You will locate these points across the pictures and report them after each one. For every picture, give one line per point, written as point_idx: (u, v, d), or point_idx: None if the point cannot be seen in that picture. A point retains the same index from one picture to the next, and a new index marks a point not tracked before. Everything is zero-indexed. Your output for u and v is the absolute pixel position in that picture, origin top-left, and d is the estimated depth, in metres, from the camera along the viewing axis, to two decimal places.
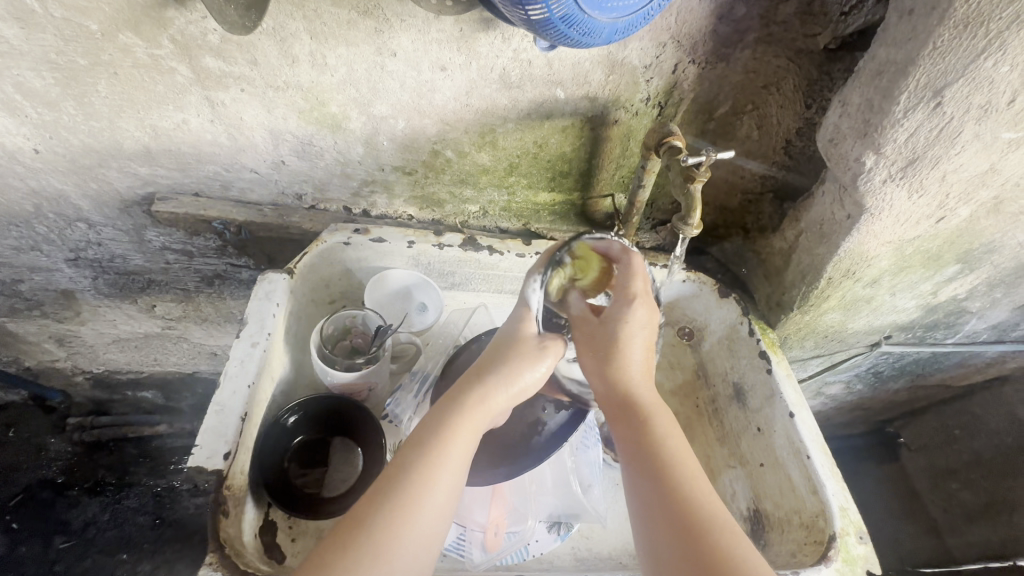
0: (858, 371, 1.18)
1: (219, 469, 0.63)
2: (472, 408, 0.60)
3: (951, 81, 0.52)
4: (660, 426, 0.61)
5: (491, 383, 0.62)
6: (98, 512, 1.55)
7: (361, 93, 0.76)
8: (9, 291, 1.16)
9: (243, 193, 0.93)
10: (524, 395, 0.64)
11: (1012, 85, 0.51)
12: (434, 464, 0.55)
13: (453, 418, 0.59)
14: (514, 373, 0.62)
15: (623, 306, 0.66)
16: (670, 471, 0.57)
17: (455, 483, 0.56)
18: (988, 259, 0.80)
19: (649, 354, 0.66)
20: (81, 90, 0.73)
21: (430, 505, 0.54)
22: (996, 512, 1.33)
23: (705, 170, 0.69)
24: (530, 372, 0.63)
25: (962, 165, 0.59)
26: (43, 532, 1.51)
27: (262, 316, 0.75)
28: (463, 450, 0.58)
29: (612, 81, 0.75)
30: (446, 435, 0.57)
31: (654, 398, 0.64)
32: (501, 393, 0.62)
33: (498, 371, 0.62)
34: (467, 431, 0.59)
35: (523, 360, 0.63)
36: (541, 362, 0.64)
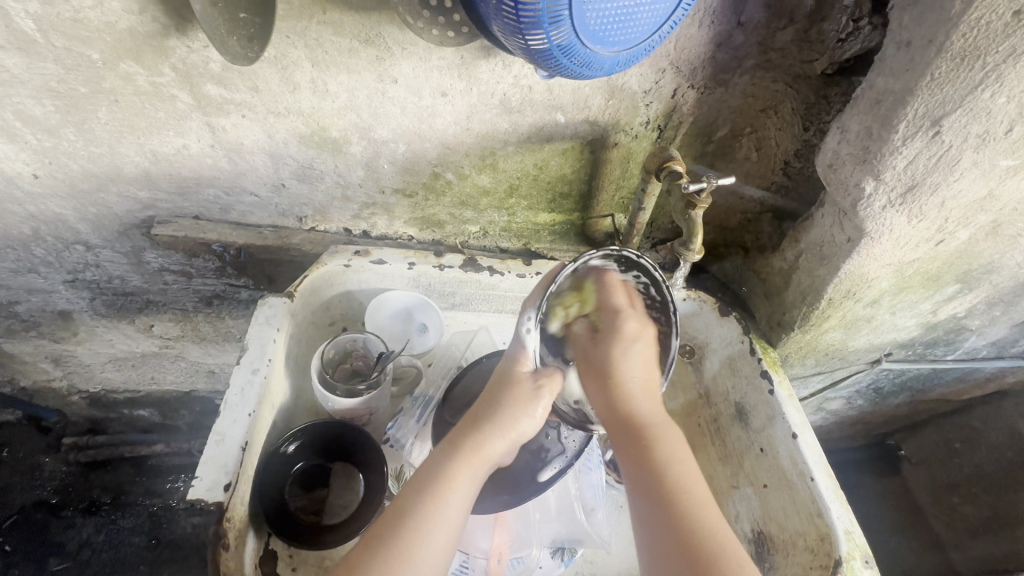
0: (858, 387, 1.18)
1: (220, 501, 0.62)
2: (472, 455, 0.62)
3: (949, 111, 0.52)
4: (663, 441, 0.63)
5: (491, 430, 0.64)
6: (93, 532, 1.55)
7: (362, 118, 0.76)
8: (6, 312, 1.16)
9: (243, 216, 0.93)
10: (521, 440, 0.66)
11: (1010, 115, 0.52)
12: (432, 511, 0.57)
13: (453, 466, 0.61)
14: (511, 419, 0.64)
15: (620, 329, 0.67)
16: (672, 485, 0.60)
17: (453, 531, 0.58)
18: (987, 279, 0.81)
19: (650, 370, 0.67)
20: (81, 117, 0.73)
21: (428, 552, 0.55)
22: (998, 526, 1.33)
23: (706, 196, 0.68)
24: (528, 417, 0.64)
25: (961, 191, 0.60)
26: (37, 556, 1.50)
27: (262, 342, 0.75)
28: (463, 497, 0.59)
29: (612, 106, 0.76)
30: (446, 482, 0.59)
31: (658, 411, 0.66)
32: (500, 440, 0.63)
33: (498, 418, 0.64)
34: (467, 471, 0.61)
35: (519, 405, 0.64)
36: (536, 408, 0.65)
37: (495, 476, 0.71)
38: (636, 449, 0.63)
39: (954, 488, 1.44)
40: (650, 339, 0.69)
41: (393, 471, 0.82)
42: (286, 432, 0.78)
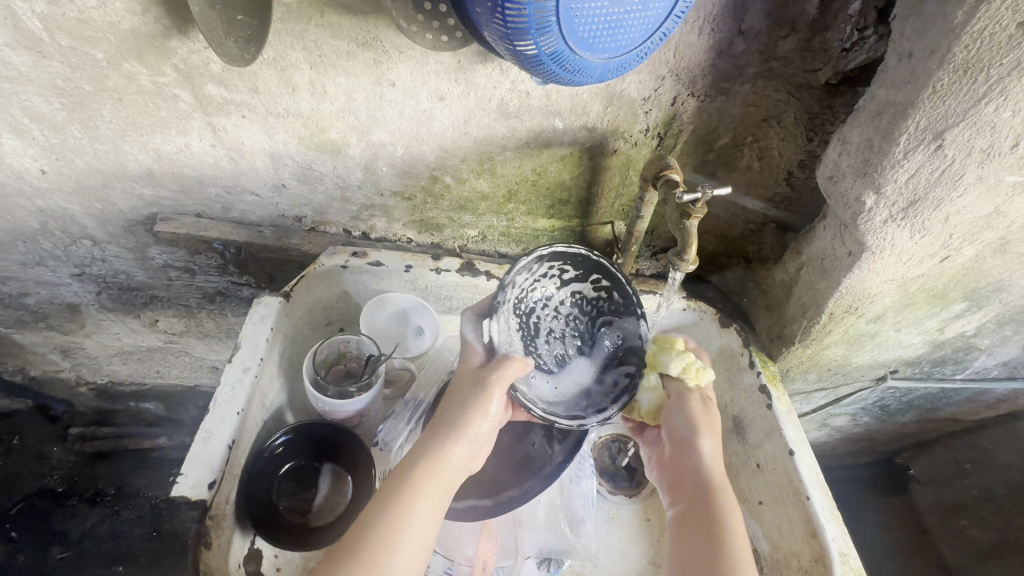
0: (864, 404, 1.15)
1: (203, 499, 0.62)
2: (432, 463, 0.61)
3: (951, 124, 0.51)
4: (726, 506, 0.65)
5: (448, 435, 0.63)
6: (96, 522, 1.56)
7: (361, 121, 0.76)
8: (16, 304, 1.18)
9: (244, 215, 0.94)
10: (480, 442, 0.64)
11: (1016, 129, 0.50)
12: (396, 522, 0.56)
13: (413, 475, 0.60)
14: (468, 421, 0.63)
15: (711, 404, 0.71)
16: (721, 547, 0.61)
17: (421, 541, 0.57)
18: (997, 297, 0.78)
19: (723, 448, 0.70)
20: (87, 115, 0.75)
21: (397, 564, 0.55)
22: (1007, 551, 1.29)
23: (702, 205, 0.64)
24: (483, 418, 0.64)
25: (966, 207, 0.58)
26: (40, 543, 1.52)
27: (255, 341, 0.75)
28: (427, 506, 0.59)
29: (611, 112, 0.75)
30: (408, 492, 0.58)
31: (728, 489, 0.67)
32: (459, 444, 0.62)
33: (453, 422, 0.63)
34: (428, 477, 0.60)
35: (473, 404, 0.63)
36: (489, 407, 0.64)
37: (482, 484, 0.71)
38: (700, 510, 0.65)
39: (963, 510, 1.41)
40: None
41: (382, 475, 0.81)
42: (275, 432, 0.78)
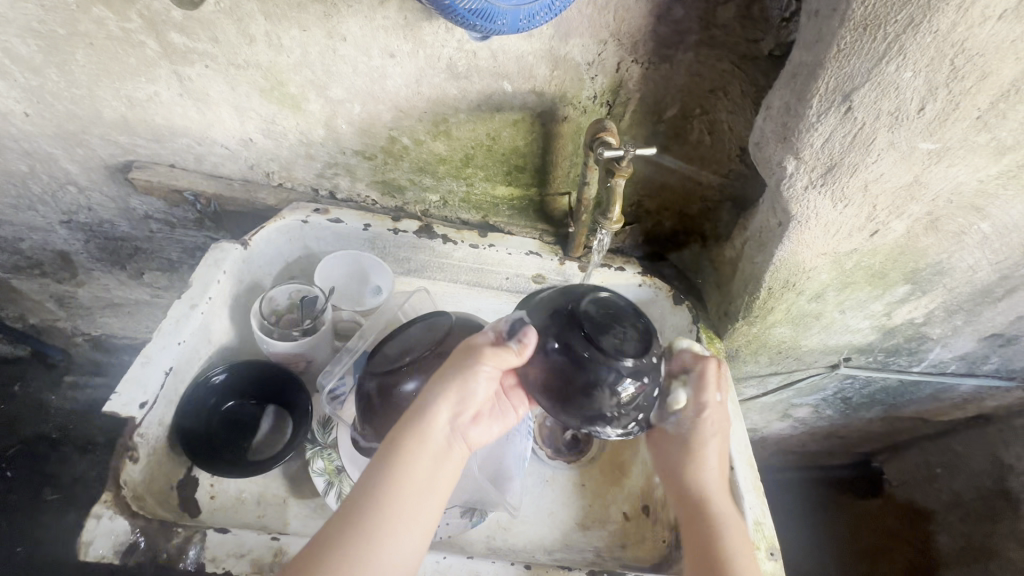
0: (824, 395, 1.15)
1: (132, 417, 0.67)
2: (418, 430, 0.58)
3: (857, 85, 0.52)
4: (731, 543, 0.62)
5: (436, 400, 0.59)
6: (89, 468, 1.52)
7: (317, 75, 0.79)
8: (11, 248, 1.23)
9: (215, 167, 0.97)
10: (474, 406, 0.61)
11: (919, 91, 0.51)
12: (387, 493, 0.56)
13: (403, 442, 0.57)
14: (457, 389, 0.59)
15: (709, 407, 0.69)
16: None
17: (418, 512, 0.56)
18: (939, 282, 0.77)
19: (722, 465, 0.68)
20: (61, 58, 0.79)
21: (396, 535, 0.55)
22: (973, 557, 1.26)
23: (628, 166, 0.71)
24: (477, 384, 0.59)
25: (882, 175, 0.58)
26: (34, 485, 1.47)
27: (206, 282, 0.79)
28: (425, 473, 0.57)
29: (557, 77, 0.77)
30: (398, 461, 0.57)
31: (730, 509, 0.65)
32: (445, 409, 0.58)
33: (440, 387, 0.59)
34: (420, 457, 0.57)
35: (463, 371, 0.59)
36: (480, 373, 0.59)
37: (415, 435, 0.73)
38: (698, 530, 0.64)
39: (930, 515, 1.37)
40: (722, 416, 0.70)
41: (321, 418, 0.85)
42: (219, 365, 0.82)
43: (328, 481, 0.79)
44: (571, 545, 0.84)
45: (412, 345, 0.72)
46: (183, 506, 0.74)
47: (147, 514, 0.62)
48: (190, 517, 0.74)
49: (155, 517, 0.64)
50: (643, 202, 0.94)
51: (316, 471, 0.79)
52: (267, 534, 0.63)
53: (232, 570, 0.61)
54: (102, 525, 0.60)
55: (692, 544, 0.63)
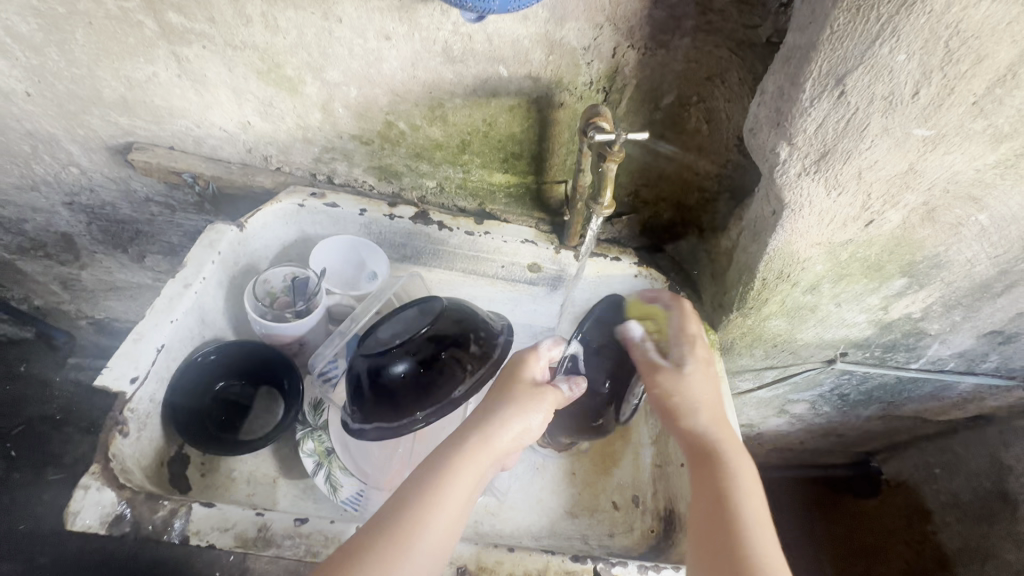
0: (821, 391, 1.14)
1: (122, 392, 0.68)
2: (479, 447, 0.62)
3: (851, 68, 0.52)
4: (738, 474, 0.63)
5: (497, 423, 0.64)
6: (90, 450, 1.44)
7: (313, 57, 0.79)
8: (15, 229, 1.22)
9: (214, 150, 0.98)
10: (526, 438, 0.65)
11: (913, 75, 0.50)
12: (433, 502, 0.58)
13: (455, 456, 0.61)
14: (523, 418, 0.65)
15: (692, 353, 0.72)
16: (744, 531, 0.58)
17: (451, 522, 0.58)
18: (936, 275, 0.76)
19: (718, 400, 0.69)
20: (61, 37, 0.80)
21: (434, 535, 0.57)
22: (970, 558, 1.25)
23: (618, 151, 0.71)
24: (534, 415, 0.65)
25: (877, 162, 0.58)
26: (35, 464, 1.40)
27: (201, 261, 0.79)
28: (464, 491, 0.60)
29: (553, 62, 0.77)
30: (449, 474, 0.60)
31: (731, 439, 0.66)
32: (509, 431, 0.63)
33: (503, 412, 0.64)
34: (474, 467, 0.61)
35: (527, 400, 0.66)
36: (541, 406, 0.66)
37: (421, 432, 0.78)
38: (703, 470, 0.64)
39: (929, 515, 1.36)
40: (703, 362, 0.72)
41: (311, 401, 0.85)
42: (205, 344, 0.82)
43: (318, 462, 0.79)
44: (559, 533, 0.84)
45: (404, 328, 0.71)
46: (174, 483, 0.75)
47: (135, 487, 0.64)
48: (182, 493, 0.75)
49: (144, 490, 0.65)
50: (640, 191, 0.93)
51: (306, 452, 0.80)
52: (252, 510, 0.64)
53: (216, 543, 0.62)
54: (90, 495, 0.61)
55: (701, 498, 0.62)
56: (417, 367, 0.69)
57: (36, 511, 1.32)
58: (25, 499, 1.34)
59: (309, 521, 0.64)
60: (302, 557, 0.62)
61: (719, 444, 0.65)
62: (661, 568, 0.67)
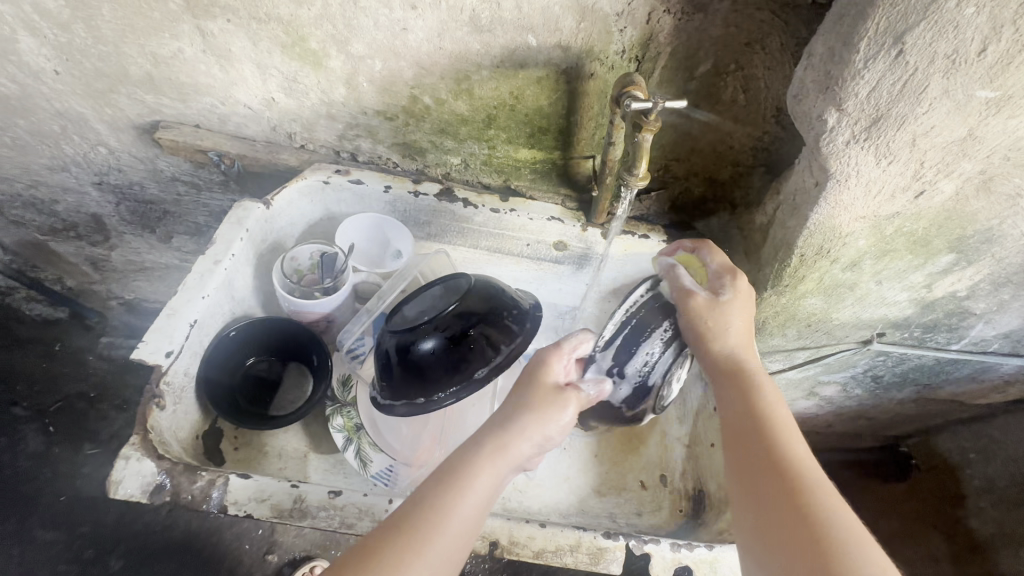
0: (853, 373, 1.11)
1: (159, 365, 0.69)
2: (498, 452, 0.58)
3: (912, 24, 0.51)
4: (791, 445, 0.59)
5: (518, 428, 0.60)
6: (124, 426, 1.48)
7: (338, 30, 0.78)
8: (47, 211, 1.23)
9: (238, 128, 0.97)
10: (545, 446, 0.61)
11: (981, 31, 0.49)
12: (456, 499, 0.56)
13: (475, 458, 0.58)
14: (539, 424, 0.60)
15: (733, 287, 0.70)
16: (808, 491, 0.55)
17: (471, 524, 0.56)
18: (987, 251, 0.73)
19: (748, 330, 0.69)
20: (88, 13, 0.79)
21: (451, 532, 0.54)
22: (1003, 544, 1.24)
23: (655, 120, 0.68)
24: (554, 422, 0.61)
25: (933, 127, 0.57)
26: (74, 439, 1.44)
27: (229, 239, 0.79)
28: (482, 495, 0.57)
29: (584, 29, 0.74)
30: (470, 473, 0.57)
31: (783, 403, 0.64)
32: (527, 437, 0.59)
33: (524, 418, 0.60)
34: (495, 470, 0.58)
35: (546, 407, 0.61)
36: (563, 412, 0.62)
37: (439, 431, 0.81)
38: (732, 403, 0.65)
39: (960, 500, 1.33)
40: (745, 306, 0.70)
41: (341, 377, 0.85)
42: (236, 321, 0.83)
43: (347, 437, 0.79)
44: (587, 511, 0.84)
45: (431, 305, 0.72)
46: (210, 456, 0.77)
47: (172, 458, 0.64)
48: (216, 466, 0.77)
49: (180, 461, 0.66)
50: (670, 166, 0.90)
51: (336, 428, 0.80)
52: (287, 482, 0.65)
53: (253, 513, 0.63)
54: (131, 466, 0.62)
55: (761, 503, 0.56)
56: (446, 343, 0.68)
57: (76, 483, 1.37)
58: (65, 471, 1.39)
59: (342, 494, 0.64)
60: (336, 528, 0.63)
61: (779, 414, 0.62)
62: (694, 546, 0.66)
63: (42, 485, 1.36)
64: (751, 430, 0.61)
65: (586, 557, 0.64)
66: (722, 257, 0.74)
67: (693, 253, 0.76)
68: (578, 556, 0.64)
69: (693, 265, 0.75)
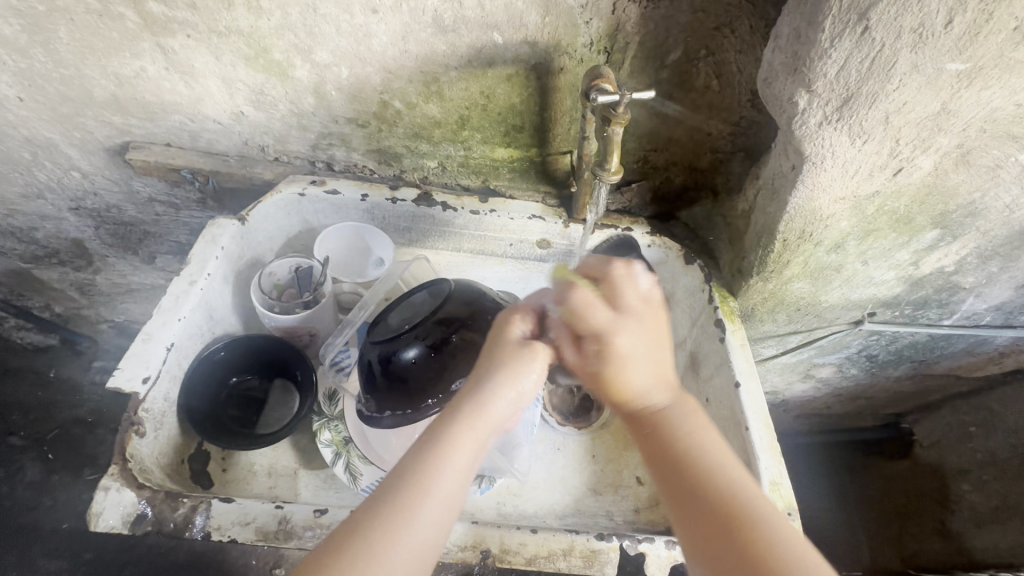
0: (848, 354, 1.10)
1: (136, 392, 0.68)
2: (471, 418, 0.56)
3: (874, 0, 0.50)
4: (684, 432, 0.57)
5: (489, 391, 0.58)
6: None
7: (301, 39, 0.76)
8: (26, 239, 1.21)
9: (210, 144, 0.96)
10: (524, 401, 0.60)
11: (946, 2, 0.48)
12: (431, 471, 0.53)
13: (449, 429, 0.56)
14: (512, 380, 0.58)
15: (624, 312, 0.57)
16: (740, 519, 0.51)
17: (453, 493, 0.54)
18: (972, 225, 0.72)
19: (657, 352, 0.58)
20: (45, 37, 0.77)
21: (431, 506, 0.52)
22: (1006, 515, 1.21)
23: (624, 112, 0.67)
24: (528, 377, 0.59)
25: (906, 103, 0.56)
26: (74, 466, 1.42)
27: (204, 258, 0.78)
28: (463, 462, 0.55)
29: (549, 23, 0.73)
30: (444, 445, 0.55)
31: (672, 396, 0.59)
32: (503, 395, 0.57)
33: (494, 380, 0.58)
34: (469, 437, 0.56)
35: (516, 364, 0.59)
36: (531, 369, 0.59)
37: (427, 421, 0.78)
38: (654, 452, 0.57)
39: (964, 475, 1.31)
40: (642, 317, 0.58)
41: (326, 391, 0.84)
42: (216, 340, 0.82)
43: (336, 452, 0.78)
44: (583, 511, 0.83)
45: (412, 313, 0.70)
46: (196, 479, 0.76)
47: (153, 486, 0.64)
48: (202, 489, 0.76)
49: (162, 489, 0.65)
50: (649, 156, 0.88)
51: (324, 443, 0.79)
52: (271, 503, 0.64)
53: (237, 537, 0.62)
54: (110, 496, 0.62)
55: (709, 552, 0.51)
56: (427, 351, 0.67)
57: (76, 510, 1.35)
58: (66, 499, 1.37)
59: (328, 512, 0.63)
60: None
61: (663, 406, 0.58)
62: None
63: (42, 514, 1.34)
64: (677, 468, 0.55)
65: (579, 560, 0.63)
66: (632, 276, 0.59)
67: (602, 282, 0.59)
68: (571, 560, 0.63)
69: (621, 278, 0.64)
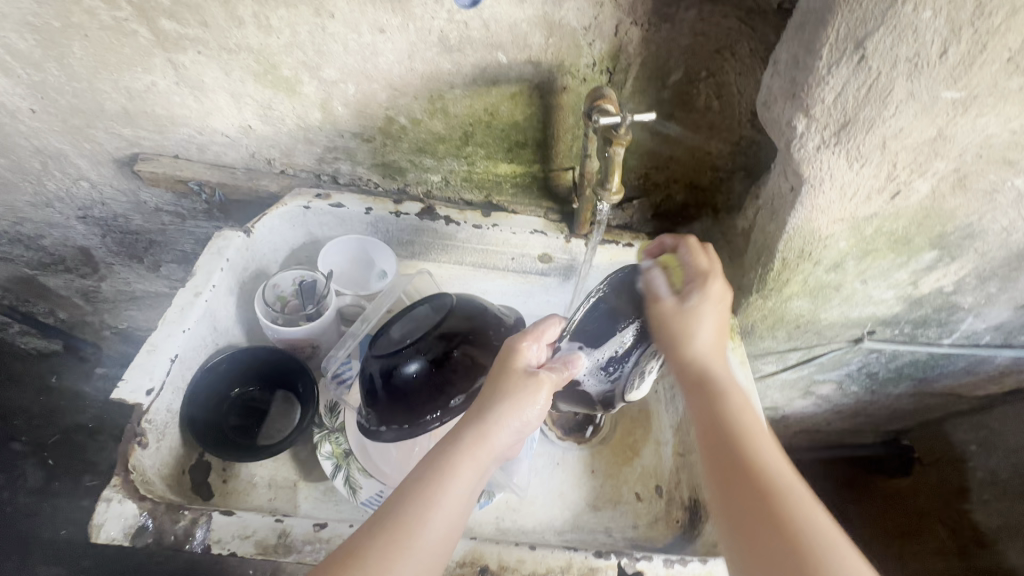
0: (848, 371, 1.10)
1: (139, 403, 0.69)
2: (474, 447, 0.58)
3: (871, 30, 0.51)
4: (737, 405, 0.61)
5: (492, 421, 0.59)
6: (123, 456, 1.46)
7: (309, 56, 0.78)
8: (34, 246, 1.23)
9: (218, 156, 0.97)
10: (524, 430, 0.61)
11: (941, 32, 0.50)
12: (432, 500, 0.55)
13: (451, 457, 0.57)
14: (514, 409, 0.59)
15: (705, 290, 0.65)
16: (778, 485, 0.54)
17: (453, 520, 0.56)
18: (970, 246, 0.73)
19: (721, 333, 0.65)
20: (59, 52, 0.79)
21: (432, 533, 0.54)
22: (1009, 536, 1.23)
23: (626, 133, 0.68)
24: (530, 408, 0.60)
25: (903, 129, 0.57)
26: (74, 472, 1.43)
27: (209, 270, 0.79)
28: (463, 490, 0.57)
29: (553, 44, 0.75)
30: (446, 474, 0.57)
31: (726, 368, 0.65)
32: (504, 427, 0.59)
33: (497, 409, 0.59)
34: (470, 465, 0.57)
35: (519, 394, 0.60)
36: (534, 399, 0.60)
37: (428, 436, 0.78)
38: (703, 409, 0.62)
39: (966, 493, 1.31)
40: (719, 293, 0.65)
41: (328, 403, 0.84)
42: (220, 352, 0.83)
43: (336, 465, 0.79)
44: (582, 527, 0.82)
45: (414, 327, 0.70)
46: (197, 490, 0.76)
47: (155, 498, 0.64)
48: (203, 500, 0.76)
49: (163, 500, 0.65)
50: (650, 174, 0.90)
51: (325, 455, 0.80)
52: (271, 516, 0.64)
53: (237, 550, 0.62)
54: (112, 508, 0.62)
55: (741, 510, 0.54)
56: (429, 366, 0.68)
57: (76, 517, 1.35)
58: (65, 505, 1.37)
59: (327, 526, 0.64)
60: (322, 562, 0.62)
61: (722, 378, 0.63)
62: (687, 561, 0.65)
63: (42, 520, 1.34)
64: (726, 435, 0.59)
65: None
66: (707, 255, 0.68)
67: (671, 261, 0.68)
68: None
69: (672, 265, 0.68)
